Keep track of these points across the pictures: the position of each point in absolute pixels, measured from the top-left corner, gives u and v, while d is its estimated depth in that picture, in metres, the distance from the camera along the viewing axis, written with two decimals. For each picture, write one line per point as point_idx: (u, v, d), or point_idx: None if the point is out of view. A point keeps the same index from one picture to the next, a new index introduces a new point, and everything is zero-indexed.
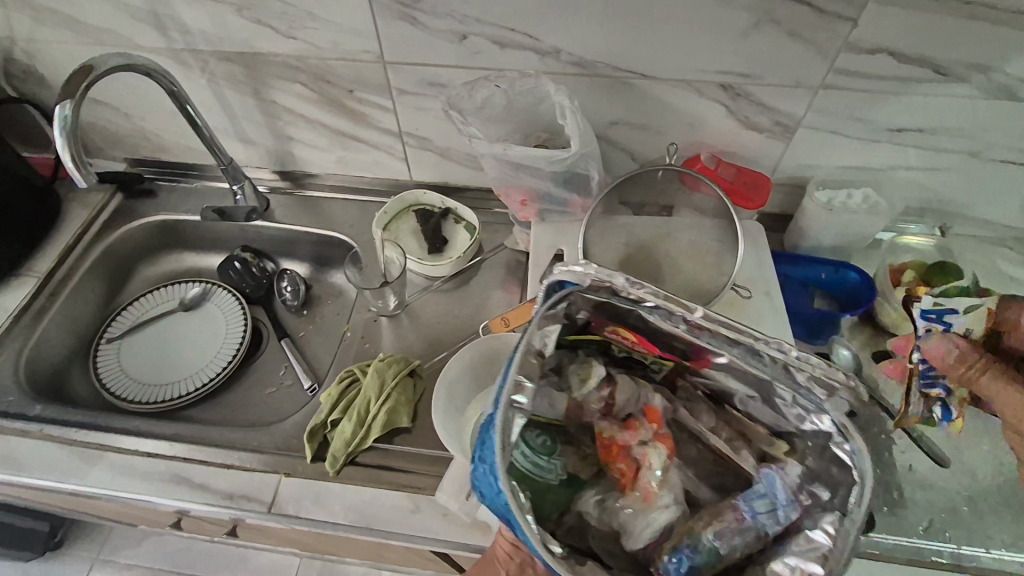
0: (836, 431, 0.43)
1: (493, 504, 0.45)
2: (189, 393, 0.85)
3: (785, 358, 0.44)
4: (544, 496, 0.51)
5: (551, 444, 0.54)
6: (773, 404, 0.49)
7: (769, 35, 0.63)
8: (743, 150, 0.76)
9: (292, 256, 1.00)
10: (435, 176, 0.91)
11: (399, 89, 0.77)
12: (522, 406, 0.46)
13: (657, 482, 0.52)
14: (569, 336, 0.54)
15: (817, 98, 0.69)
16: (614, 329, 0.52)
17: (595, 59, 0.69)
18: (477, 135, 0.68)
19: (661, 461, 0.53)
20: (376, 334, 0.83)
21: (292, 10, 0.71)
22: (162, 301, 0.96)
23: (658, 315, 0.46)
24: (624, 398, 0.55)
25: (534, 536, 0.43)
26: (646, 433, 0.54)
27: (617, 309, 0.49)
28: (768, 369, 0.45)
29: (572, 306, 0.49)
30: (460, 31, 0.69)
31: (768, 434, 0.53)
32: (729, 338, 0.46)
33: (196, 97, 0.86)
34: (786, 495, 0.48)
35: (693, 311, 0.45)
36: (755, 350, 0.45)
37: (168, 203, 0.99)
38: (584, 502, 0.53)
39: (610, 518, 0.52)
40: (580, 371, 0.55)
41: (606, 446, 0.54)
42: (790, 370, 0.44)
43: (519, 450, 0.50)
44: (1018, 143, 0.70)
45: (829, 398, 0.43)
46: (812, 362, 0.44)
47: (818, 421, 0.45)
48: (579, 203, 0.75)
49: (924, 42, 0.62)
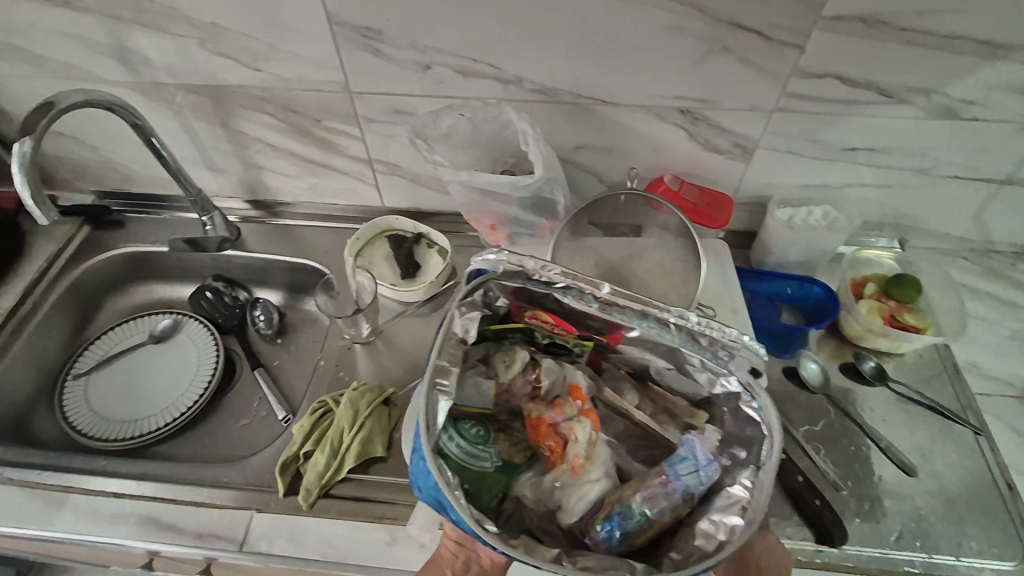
0: (744, 391, 0.52)
1: (425, 487, 0.49)
2: (159, 428, 0.83)
3: (685, 324, 0.53)
4: (480, 483, 0.53)
5: (484, 433, 0.57)
6: (686, 371, 0.57)
7: (722, 62, 0.66)
8: (706, 170, 0.78)
9: (265, 284, 0.99)
10: (407, 202, 0.92)
11: (367, 118, 0.78)
12: (447, 388, 0.51)
13: (585, 455, 0.55)
14: (492, 327, 0.60)
15: (772, 120, 0.71)
16: (533, 313, 0.58)
17: (557, 86, 0.71)
18: (442, 162, 0.70)
19: (588, 435, 0.56)
20: (349, 361, 0.82)
21: (256, 43, 0.71)
22: (132, 334, 0.94)
23: (571, 295, 0.55)
24: (550, 380, 0.59)
25: (463, 511, 0.46)
26: (572, 410, 0.58)
27: (533, 293, 0.57)
28: (674, 337, 0.54)
29: (491, 294, 0.57)
30: (424, 61, 0.70)
31: (689, 406, 0.59)
32: (631, 312, 0.54)
33: (163, 129, 0.86)
34: (705, 455, 0.53)
35: (600, 288, 0.54)
36: (658, 320, 0.54)
37: (137, 234, 0.97)
38: (521, 484, 0.56)
39: (546, 497, 0.55)
40: (504, 357, 0.60)
41: (534, 425, 0.57)
42: (693, 335, 0.53)
43: (451, 439, 0.53)
44: (963, 159, 0.73)
45: (733, 360, 0.52)
46: (709, 326, 0.53)
47: (727, 382, 0.54)
48: (547, 227, 0.76)
49: (868, 67, 0.65)
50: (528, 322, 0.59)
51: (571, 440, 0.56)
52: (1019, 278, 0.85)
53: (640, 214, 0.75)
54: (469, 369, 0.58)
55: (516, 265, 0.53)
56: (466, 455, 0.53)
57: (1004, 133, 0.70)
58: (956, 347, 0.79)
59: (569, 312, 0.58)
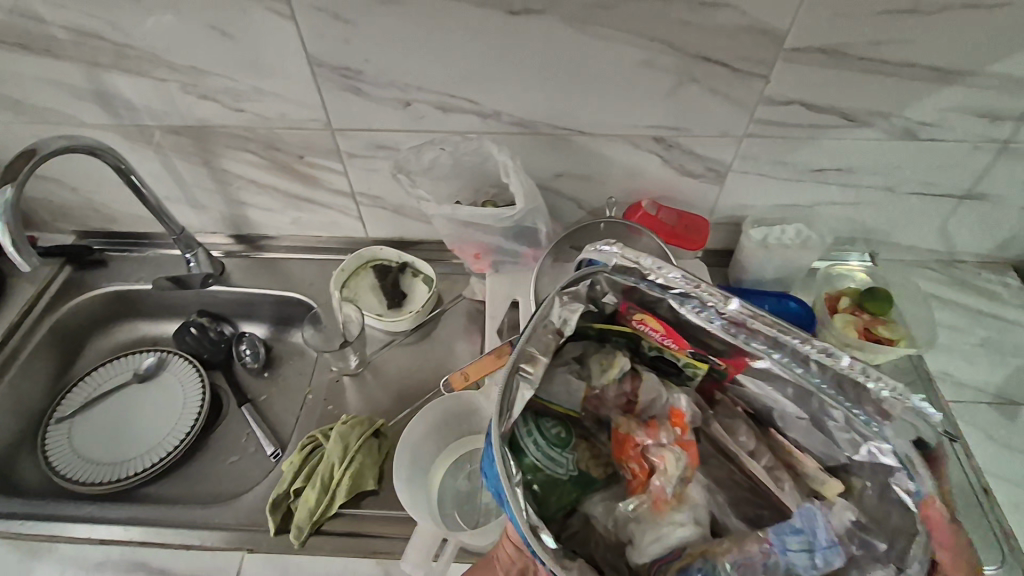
0: (901, 467, 0.47)
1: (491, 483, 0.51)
2: (145, 469, 0.82)
3: (827, 362, 0.48)
4: (549, 491, 0.58)
5: (565, 437, 0.60)
6: (829, 426, 0.54)
7: (691, 93, 0.68)
8: (682, 194, 0.81)
9: (252, 318, 0.99)
10: (392, 232, 0.93)
11: (350, 153, 0.80)
12: (531, 377, 0.52)
13: (672, 491, 0.57)
14: (597, 325, 0.60)
15: (742, 146, 0.74)
16: (641, 318, 0.58)
17: (534, 119, 0.73)
18: (424, 197, 0.73)
19: (680, 468, 0.58)
20: (338, 394, 0.83)
21: (237, 85, 0.73)
22: (116, 374, 0.93)
23: (692, 306, 0.54)
24: (647, 398, 0.62)
25: (520, 515, 0.47)
26: (669, 436, 0.59)
27: (647, 297, 0.57)
28: (816, 378, 0.50)
29: (598, 288, 0.56)
30: (404, 98, 0.72)
31: (819, 469, 0.57)
32: (761, 338, 0.52)
33: (145, 169, 0.86)
34: (827, 538, 0.51)
35: (727, 304, 0.51)
36: (799, 356, 0.50)
37: (120, 272, 0.97)
38: (592, 505, 0.60)
39: (619, 527, 0.58)
40: (602, 361, 0.61)
41: (621, 443, 0.60)
42: (843, 380, 0.49)
43: (531, 438, 0.57)
44: (926, 177, 0.77)
45: (891, 424, 0.47)
46: (854, 372, 0.48)
47: (878, 450, 0.49)
48: (530, 253, 0.77)
49: (830, 95, 0.67)
50: (635, 326, 0.59)
51: (660, 468, 0.58)
52: (986, 286, 0.88)
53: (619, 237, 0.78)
54: (561, 365, 0.60)
55: (630, 262, 0.53)
56: (542, 456, 0.57)
57: (962, 151, 0.73)
58: (931, 356, 0.81)
59: (680, 323, 0.57)
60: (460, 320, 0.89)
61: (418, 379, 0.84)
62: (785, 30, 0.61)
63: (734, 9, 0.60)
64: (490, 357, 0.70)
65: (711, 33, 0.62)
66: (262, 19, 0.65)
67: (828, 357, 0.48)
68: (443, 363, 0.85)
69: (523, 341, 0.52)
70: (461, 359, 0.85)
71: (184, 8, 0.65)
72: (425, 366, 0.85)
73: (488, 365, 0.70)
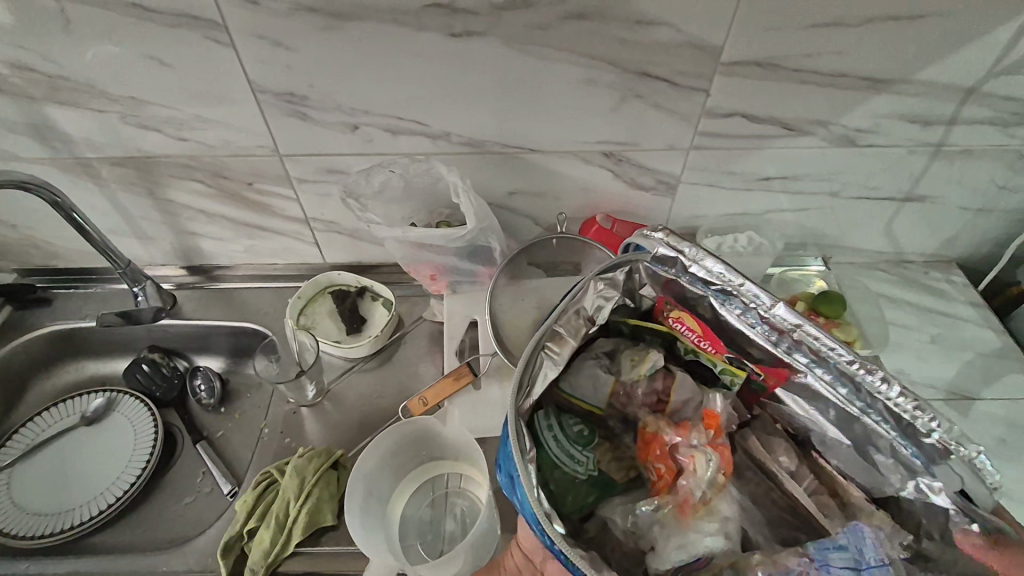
0: (957, 510, 0.49)
1: (505, 466, 0.51)
2: (92, 518, 0.78)
3: (871, 384, 0.49)
4: (567, 487, 0.58)
5: (586, 433, 0.61)
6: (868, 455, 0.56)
7: (636, 107, 0.69)
8: (635, 207, 0.82)
9: (206, 351, 0.96)
10: (349, 257, 0.91)
11: (300, 178, 0.78)
12: (554, 354, 0.55)
13: (701, 496, 0.56)
14: (631, 320, 0.63)
15: (689, 158, 0.75)
16: (678, 317, 0.60)
17: (484, 139, 0.73)
18: (374, 220, 0.71)
19: (709, 472, 0.56)
20: (297, 426, 0.80)
21: (178, 114, 0.71)
22: (61, 417, 0.88)
23: (727, 304, 0.55)
24: (682, 399, 0.62)
25: (529, 492, 0.47)
26: (701, 438, 0.58)
27: (686, 293, 0.58)
28: (865, 403, 0.51)
29: (636, 278, 0.59)
30: (351, 122, 0.71)
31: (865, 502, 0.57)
32: (805, 350, 0.52)
33: (86, 202, 0.83)
34: (875, 557, 0.50)
35: (772, 308, 0.52)
36: (846, 376, 0.51)
37: (64, 310, 0.93)
38: (609, 509, 0.59)
39: (640, 534, 0.57)
40: (633, 356, 0.63)
41: (649, 443, 0.60)
42: (894, 413, 0.49)
43: (553, 433, 0.58)
44: (868, 182, 0.79)
45: (938, 467, 0.49)
46: (906, 408, 0.48)
47: (930, 487, 0.51)
48: (486, 272, 0.77)
49: (769, 106, 0.69)
50: (671, 325, 0.61)
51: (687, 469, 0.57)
52: (934, 284, 0.90)
53: (575, 253, 0.78)
54: (590, 358, 0.62)
55: (674, 245, 0.53)
56: (562, 452, 0.58)
57: (899, 156, 0.76)
58: (885, 356, 0.83)
59: (717, 324, 0.59)
60: (422, 342, 0.87)
61: (380, 405, 0.82)
62: (720, 44, 0.63)
63: (670, 25, 0.61)
64: (449, 380, 0.68)
65: (650, 50, 0.64)
66: (199, 47, 0.64)
67: (879, 384, 0.49)
68: (405, 387, 0.83)
69: (549, 320, 0.55)
70: (424, 383, 0.84)
71: (118, 38, 0.63)
72: (387, 391, 0.83)
73: (447, 390, 0.68)
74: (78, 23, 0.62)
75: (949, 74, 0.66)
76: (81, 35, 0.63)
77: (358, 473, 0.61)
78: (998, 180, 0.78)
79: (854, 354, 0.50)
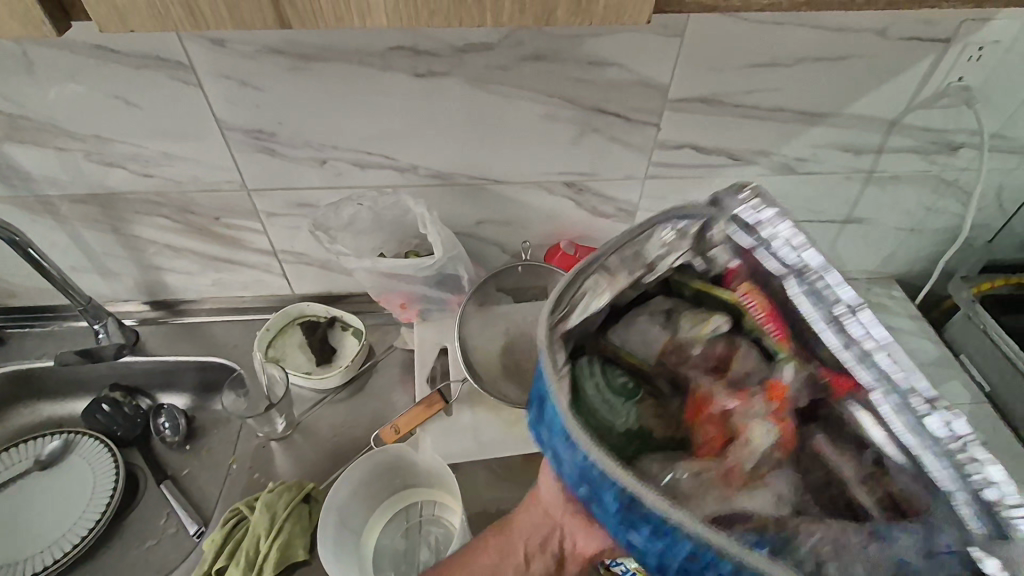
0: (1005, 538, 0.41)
1: (540, 385, 0.47)
2: (49, 565, 0.76)
3: (924, 398, 0.46)
4: (602, 429, 0.50)
5: (631, 387, 0.54)
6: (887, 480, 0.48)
7: (594, 141, 0.73)
8: (598, 233, 0.86)
9: (171, 388, 0.94)
10: (319, 287, 0.92)
11: (269, 212, 0.79)
12: (608, 272, 0.52)
13: (751, 464, 0.48)
14: (698, 283, 0.56)
15: (646, 187, 0.80)
16: (747, 290, 0.54)
17: (451, 171, 0.76)
18: (344, 252, 0.73)
19: (766, 442, 0.49)
20: (267, 461, 0.79)
21: (145, 152, 0.72)
22: (16, 461, 0.85)
23: (788, 284, 0.52)
24: (745, 366, 0.54)
25: (561, 400, 0.44)
26: (762, 406, 0.51)
27: (759, 268, 0.54)
28: (914, 421, 0.46)
29: (711, 241, 0.54)
30: (320, 157, 0.73)
31: None
32: (878, 365, 0.48)
33: (46, 240, 0.82)
34: None
35: (850, 302, 0.50)
36: (903, 390, 0.47)
37: (19, 351, 0.90)
38: (645, 464, 0.49)
39: (693, 493, 0.45)
40: (694, 317, 0.56)
41: (698, 403, 0.52)
42: (933, 436, 0.45)
43: (592, 375, 0.53)
44: (810, 206, 0.85)
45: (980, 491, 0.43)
46: (961, 435, 0.44)
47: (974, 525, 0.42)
48: (455, 299, 0.79)
49: (716, 138, 0.74)
50: (738, 297, 0.55)
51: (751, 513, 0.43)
52: (877, 300, 0.96)
53: (543, 277, 0.79)
54: (643, 307, 0.57)
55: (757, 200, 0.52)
56: (602, 399, 0.52)
57: (835, 182, 0.82)
58: None
59: (784, 304, 0.53)
60: (394, 371, 0.88)
61: (352, 436, 0.82)
62: (667, 82, 0.68)
63: (621, 66, 0.66)
64: (420, 408, 0.69)
65: (604, 88, 0.68)
66: (167, 87, 0.65)
67: (931, 406, 0.46)
68: (378, 416, 0.84)
69: (609, 240, 0.52)
70: (396, 412, 0.84)
71: (84, 78, 0.64)
72: (359, 422, 0.83)
73: (417, 417, 0.69)
74: (43, 65, 0.63)
75: (875, 108, 0.73)
76: (46, 75, 0.64)
77: (330, 505, 0.61)
78: (926, 202, 0.85)
79: (932, 387, 0.46)
